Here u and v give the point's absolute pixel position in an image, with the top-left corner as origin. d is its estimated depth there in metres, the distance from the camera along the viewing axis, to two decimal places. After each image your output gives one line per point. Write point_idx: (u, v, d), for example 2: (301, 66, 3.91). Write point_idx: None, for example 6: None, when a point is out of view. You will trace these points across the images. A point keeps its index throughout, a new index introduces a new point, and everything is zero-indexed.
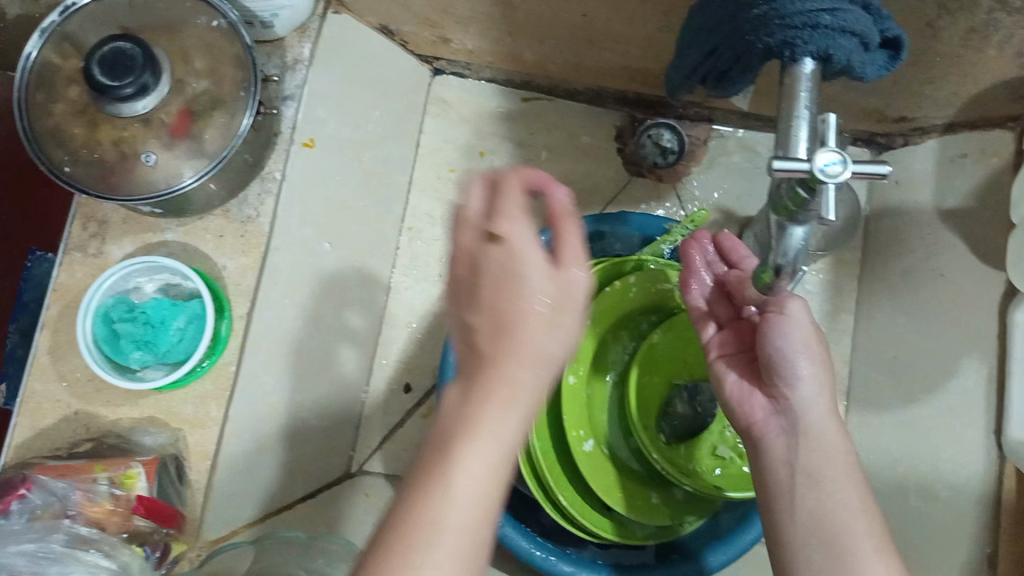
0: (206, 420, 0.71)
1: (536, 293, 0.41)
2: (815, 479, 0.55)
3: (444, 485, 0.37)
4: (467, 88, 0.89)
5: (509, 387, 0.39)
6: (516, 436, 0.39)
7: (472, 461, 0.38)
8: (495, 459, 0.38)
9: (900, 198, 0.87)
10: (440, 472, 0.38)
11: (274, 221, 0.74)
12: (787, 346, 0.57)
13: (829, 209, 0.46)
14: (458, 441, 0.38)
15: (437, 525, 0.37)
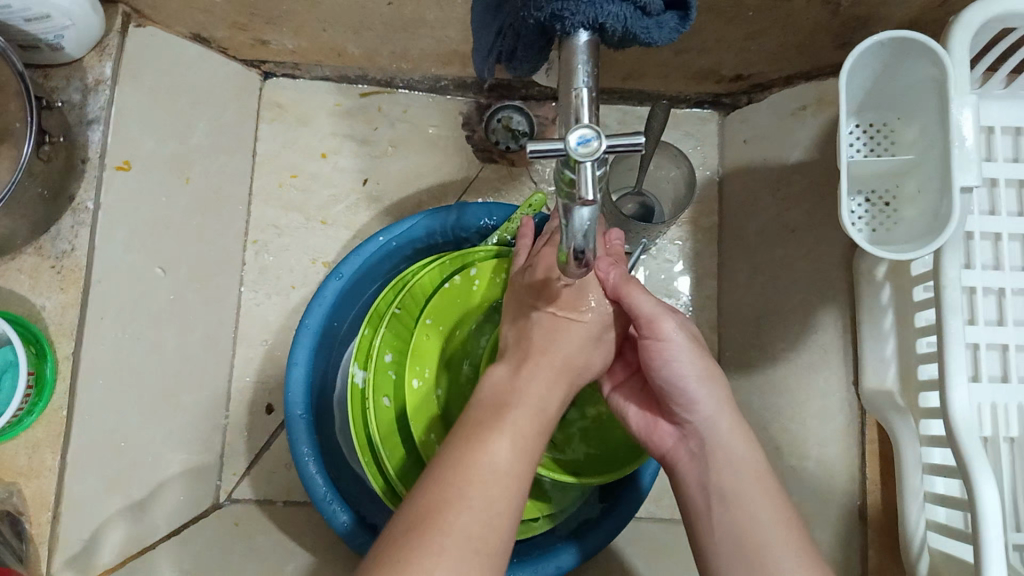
0: (39, 469, 0.68)
1: (487, 418, 0.54)
2: (730, 501, 0.55)
3: (429, 526, 0.47)
4: (301, 90, 0.86)
5: (498, 458, 0.51)
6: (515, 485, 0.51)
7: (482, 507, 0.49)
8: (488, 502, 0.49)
9: (749, 156, 0.87)
10: (426, 507, 0.49)
11: (91, 254, 0.72)
12: (670, 367, 0.58)
13: (587, 188, 0.45)
14: (455, 470, 0.50)
15: (431, 525, 0.47)
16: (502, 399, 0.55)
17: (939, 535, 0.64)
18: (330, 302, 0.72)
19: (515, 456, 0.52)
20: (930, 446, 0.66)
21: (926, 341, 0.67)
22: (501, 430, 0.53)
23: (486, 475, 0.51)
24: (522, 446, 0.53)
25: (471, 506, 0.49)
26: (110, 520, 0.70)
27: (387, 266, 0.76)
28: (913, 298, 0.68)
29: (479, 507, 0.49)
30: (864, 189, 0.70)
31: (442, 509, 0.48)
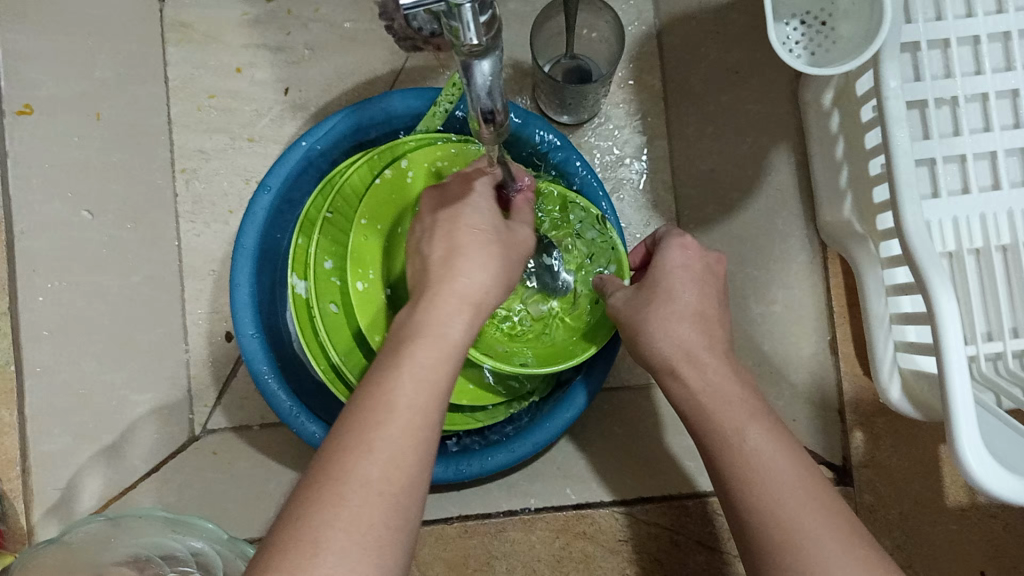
0: (1, 427, 0.71)
1: (358, 410, 0.46)
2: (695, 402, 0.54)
3: (350, 463, 0.44)
4: (202, 4, 0.80)
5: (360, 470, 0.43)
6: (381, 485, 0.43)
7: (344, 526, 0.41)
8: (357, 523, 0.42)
9: (686, 2, 0.82)
10: (346, 454, 0.44)
11: (8, 205, 0.74)
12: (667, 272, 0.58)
13: (471, 34, 0.42)
14: (375, 405, 0.46)
15: (352, 470, 0.43)
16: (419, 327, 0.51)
17: (913, 355, 0.63)
18: (264, 217, 0.69)
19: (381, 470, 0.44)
20: (892, 269, 0.65)
21: (877, 163, 0.64)
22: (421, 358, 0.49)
23: (408, 401, 0.47)
24: (444, 366, 0.49)
25: (395, 430, 0.45)
26: (86, 467, 0.71)
27: (317, 172, 0.73)
28: (861, 120, 0.66)
29: (403, 429, 0.45)
30: (797, 11, 0.65)
31: (364, 443, 0.44)
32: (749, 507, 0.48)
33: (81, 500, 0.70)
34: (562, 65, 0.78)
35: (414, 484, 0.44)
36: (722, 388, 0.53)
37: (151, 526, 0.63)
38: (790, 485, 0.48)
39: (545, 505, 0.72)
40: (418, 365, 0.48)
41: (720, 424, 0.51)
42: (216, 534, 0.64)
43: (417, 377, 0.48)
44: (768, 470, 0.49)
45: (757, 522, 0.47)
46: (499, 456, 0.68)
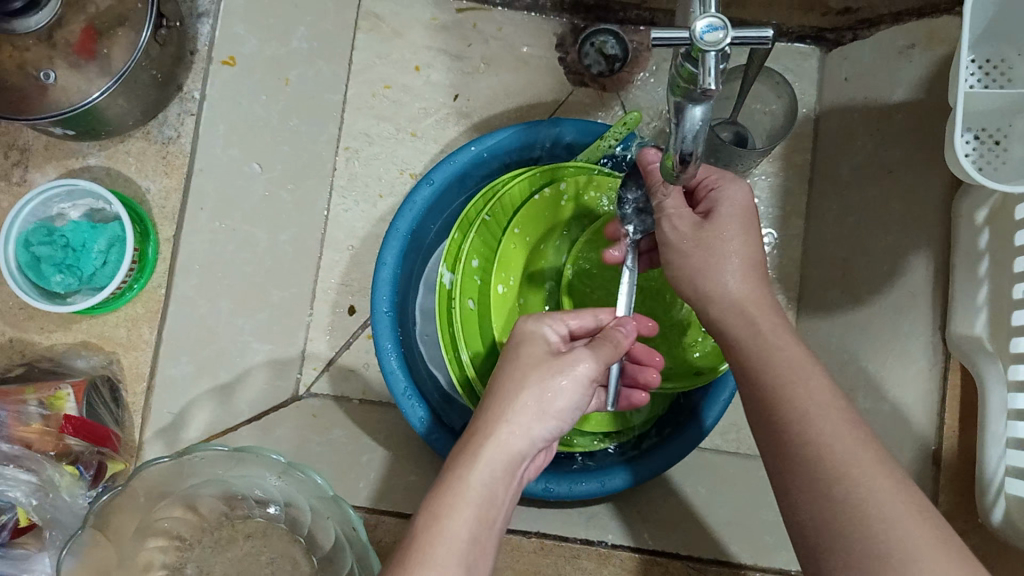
0: (138, 343, 0.75)
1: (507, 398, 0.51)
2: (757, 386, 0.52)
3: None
4: (399, 1, 0.85)
5: (493, 458, 0.49)
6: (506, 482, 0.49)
7: (469, 514, 0.47)
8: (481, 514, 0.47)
9: (850, 95, 0.84)
10: (486, 443, 0.49)
11: (194, 143, 0.78)
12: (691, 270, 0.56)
13: (710, 78, 0.44)
14: (500, 429, 0.50)
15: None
16: (479, 435, 0.50)
17: (1018, 482, 0.63)
18: (421, 207, 0.73)
19: (510, 468, 0.49)
20: (1016, 393, 0.64)
21: (1022, 286, 0.64)
22: (480, 479, 0.48)
23: (461, 529, 0.46)
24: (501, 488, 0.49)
25: (449, 560, 0.45)
26: (196, 401, 0.74)
27: (475, 176, 0.77)
28: (1014, 242, 0.66)
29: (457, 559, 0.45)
30: (974, 126, 0.66)
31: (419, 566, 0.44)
32: (803, 494, 0.47)
33: (187, 429, 0.73)
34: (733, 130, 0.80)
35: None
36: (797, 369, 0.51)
37: (268, 471, 0.64)
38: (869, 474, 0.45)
39: (622, 542, 0.72)
40: (475, 489, 0.47)
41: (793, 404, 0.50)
42: (322, 491, 0.62)
43: (474, 502, 0.47)
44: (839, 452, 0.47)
45: (821, 516, 0.45)
46: (587, 484, 0.70)
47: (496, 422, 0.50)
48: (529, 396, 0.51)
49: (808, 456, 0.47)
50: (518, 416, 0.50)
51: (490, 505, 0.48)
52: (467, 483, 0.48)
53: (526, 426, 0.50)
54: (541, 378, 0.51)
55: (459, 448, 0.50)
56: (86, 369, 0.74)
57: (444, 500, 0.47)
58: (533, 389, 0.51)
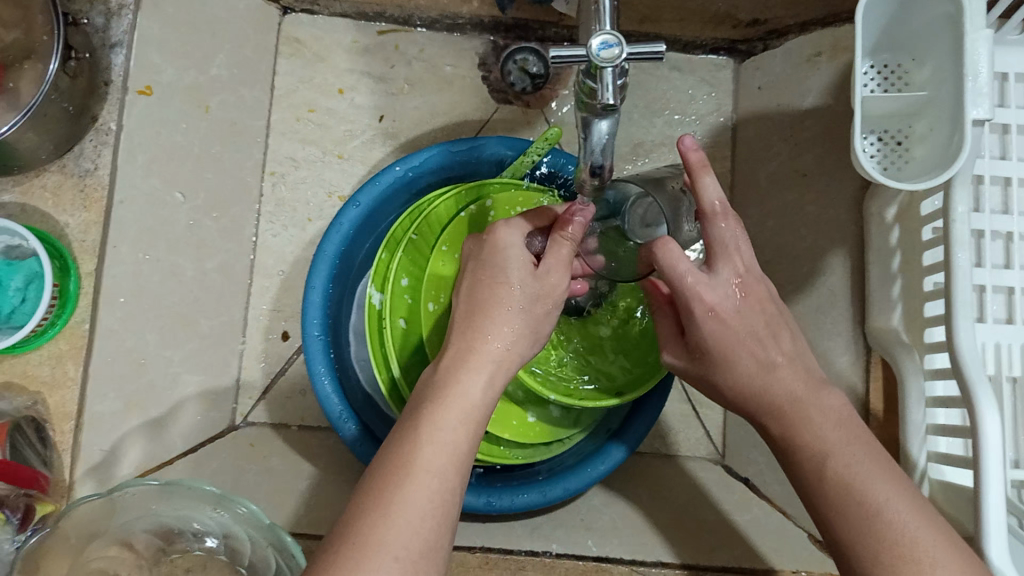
0: (63, 381, 0.73)
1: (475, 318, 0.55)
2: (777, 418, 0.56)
3: (401, 492, 0.46)
4: (319, 26, 0.86)
5: (468, 374, 0.52)
6: (483, 401, 0.52)
7: (448, 431, 0.49)
8: (461, 432, 0.50)
9: (764, 103, 0.87)
10: (464, 360, 0.53)
11: (113, 173, 0.77)
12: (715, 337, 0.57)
13: (608, 94, 0.45)
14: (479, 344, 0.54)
15: (390, 513, 0.45)
16: (465, 350, 0.53)
17: (942, 466, 0.66)
18: (348, 229, 0.73)
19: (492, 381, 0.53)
20: (933, 380, 0.68)
21: (932, 280, 0.68)
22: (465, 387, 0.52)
23: (450, 426, 0.49)
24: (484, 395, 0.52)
25: (432, 484, 0.47)
26: (128, 436, 0.72)
27: (404, 196, 0.77)
28: (920, 238, 0.69)
29: (442, 457, 0.48)
30: (876, 128, 0.71)
31: (411, 466, 0.47)
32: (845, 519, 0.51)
33: (121, 465, 0.71)
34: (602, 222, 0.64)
35: (450, 508, 0.47)
36: (813, 421, 0.55)
37: (203, 504, 0.63)
38: (901, 517, 0.49)
39: (566, 551, 0.72)
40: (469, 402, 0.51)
41: (817, 472, 0.53)
42: (259, 519, 0.62)
43: (455, 415, 0.50)
44: (876, 493, 0.50)
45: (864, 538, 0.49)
46: (530, 496, 0.71)
47: (478, 340, 0.54)
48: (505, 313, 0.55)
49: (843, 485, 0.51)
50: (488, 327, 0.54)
51: (467, 423, 0.50)
52: (455, 395, 0.51)
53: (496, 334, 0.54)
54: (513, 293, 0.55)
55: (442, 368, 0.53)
56: (8, 411, 0.72)
57: (429, 414, 0.50)
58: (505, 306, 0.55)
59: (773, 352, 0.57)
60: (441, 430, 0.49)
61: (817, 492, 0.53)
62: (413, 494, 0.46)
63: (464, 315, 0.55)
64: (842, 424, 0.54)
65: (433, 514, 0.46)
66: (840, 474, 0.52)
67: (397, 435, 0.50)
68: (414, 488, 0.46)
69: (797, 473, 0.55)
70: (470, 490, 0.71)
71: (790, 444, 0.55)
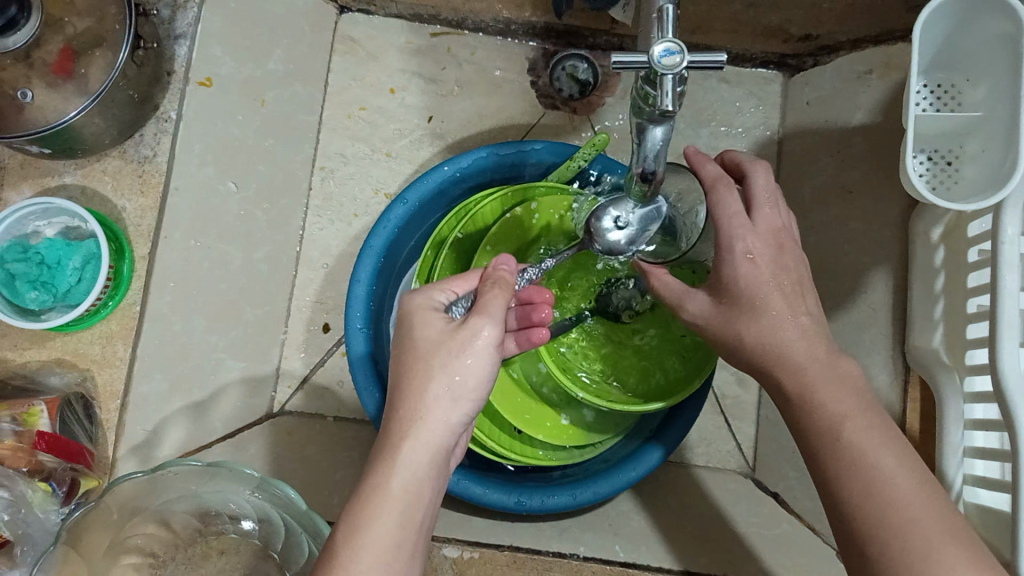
0: (112, 360, 0.75)
1: (406, 389, 0.49)
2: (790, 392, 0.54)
3: None
4: (374, 26, 0.87)
5: (402, 457, 0.48)
6: (421, 482, 0.48)
7: (376, 530, 0.46)
8: (391, 528, 0.47)
9: (811, 119, 0.87)
10: (394, 438, 0.49)
11: (170, 161, 0.79)
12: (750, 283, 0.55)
13: (668, 101, 0.46)
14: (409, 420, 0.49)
15: None
16: (396, 427, 0.49)
17: (977, 489, 0.65)
18: (394, 225, 0.75)
19: (427, 459, 0.49)
20: (972, 402, 0.67)
21: (977, 301, 0.67)
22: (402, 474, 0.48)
23: (383, 523, 0.47)
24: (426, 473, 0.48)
25: None
26: (171, 417, 0.74)
27: (449, 195, 0.79)
28: (966, 259, 0.69)
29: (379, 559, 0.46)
30: (927, 147, 0.70)
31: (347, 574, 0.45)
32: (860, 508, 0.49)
33: (161, 446, 0.73)
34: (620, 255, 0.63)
35: None
36: (826, 386, 0.53)
37: (241, 486, 0.64)
38: (911, 494, 0.48)
39: (594, 555, 0.73)
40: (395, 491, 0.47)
41: (829, 435, 0.52)
42: (296, 504, 0.63)
43: (384, 508, 0.47)
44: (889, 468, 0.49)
45: (879, 529, 0.48)
46: (560, 497, 0.71)
47: (408, 415, 0.49)
48: (438, 384, 0.49)
49: (858, 472, 0.50)
50: (426, 399, 0.49)
51: (400, 514, 0.47)
52: (387, 485, 0.47)
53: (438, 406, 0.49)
54: (445, 361, 0.49)
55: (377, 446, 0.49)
56: (60, 386, 0.74)
57: (360, 509, 0.47)
58: (441, 378, 0.49)
59: (792, 307, 0.55)
60: (370, 529, 0.46)
61: (824, 453, 0.52)
62: None
63: (398, 384, 0.50)
64: (857, 391, 0.53)
65: None
66: (856, 460, 0.50)
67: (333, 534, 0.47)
68: None
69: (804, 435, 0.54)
70: (500, 489, 0.71)
71: (802, 423, 0.54)
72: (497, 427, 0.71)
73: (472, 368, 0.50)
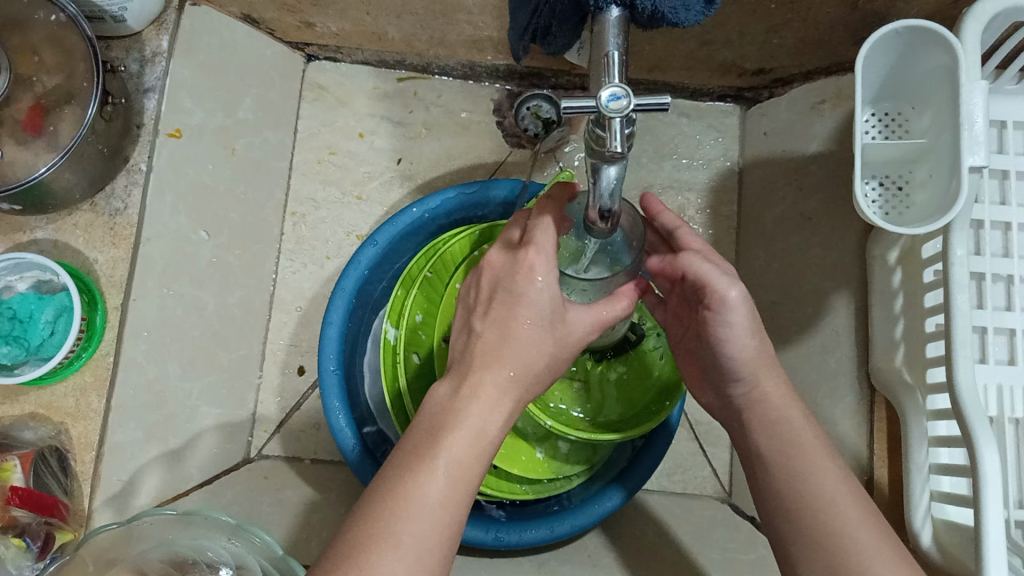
0: (86, 412, 0.71)
1: (451, 394, 0.50)
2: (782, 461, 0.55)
3: None
4: (341, 72, 0.91)
5: (440, 459, 0.47)
6: (455, 488, 0.47)
7: (405, 536, 0.45)
8: (424, 536, 0.45)
9: (769, 148, 0.90)
10: (433, 440, 0.48)
11: (141, 210, 0.76)
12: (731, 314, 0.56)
13: (615, 141, 0.48)
14: (449, 425, 0.49)
15: None
16: (442, 426, 0.49)
17: (944, 505, 0.66)
18: (365, 267, 0.76)
19: (463, 466, 0.48)
20: (935, 420, 0.68)
21: (933, 321, 0.69)
22: (434, 495, 0.46)
23: (418, 528, 0.46)
24: (457, 495, 0.47)
25: None
26: (148, 465, 0.72)
27: (418, 235, 0.80)
28: (922, 280, 0.71)
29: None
30: (878, 174, 0.73)
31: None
32: None
33: (138, 495, 0.70)
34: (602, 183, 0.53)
35: None
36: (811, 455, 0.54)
37: (217, 534, 0.64)
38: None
39: None
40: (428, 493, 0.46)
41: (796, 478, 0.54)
42: (272, 551, 0.64)
43: (420, 514, 0.46)
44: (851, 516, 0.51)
45: None
46: (538, 531, 0.72)
47: (451, 417, 0.49)
48: (480, 393, 0.50)
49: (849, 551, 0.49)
50: (465, 401, 0.49)
51: (431, 525, 0.46)
52: (420, 496, 0.46)
53: (483, 408, 0.49)
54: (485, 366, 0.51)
55: (410, 448, 0.49)
56: (33, 440, 0.71)
57: (391, 512, 0.46)
58: (485, 388, 0.50)
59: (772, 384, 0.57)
60: (401, 535, 0.45)
61: (787, 501, 0.53)
62: None
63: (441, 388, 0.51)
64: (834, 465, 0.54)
65: None
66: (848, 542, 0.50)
67: (353, 538, 0.45)
68: None
69: (776, 495, 0.54)
70: (476, 524, 0.72)
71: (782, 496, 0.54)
72: None
73: (510, 378, 0.51)
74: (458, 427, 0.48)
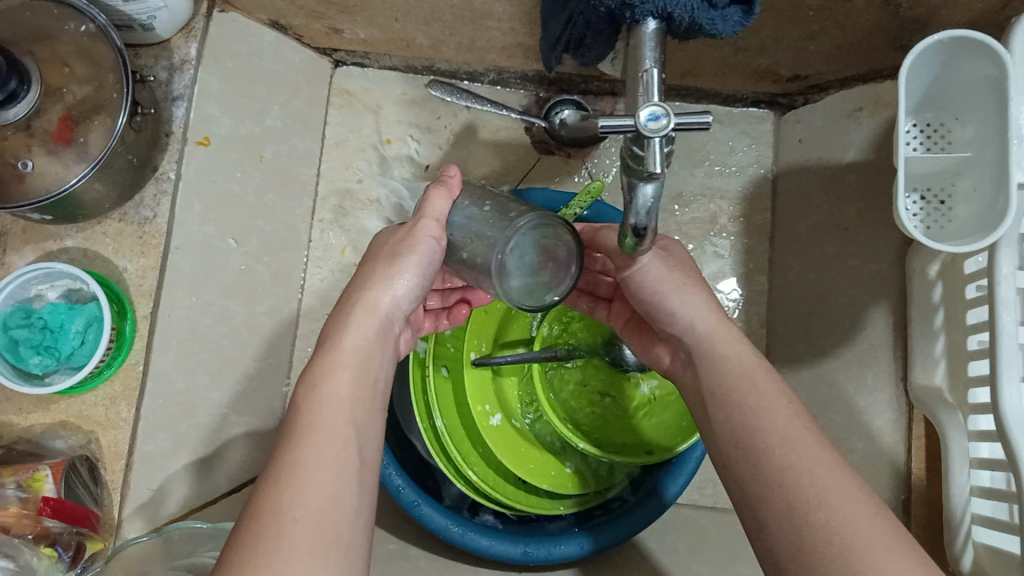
0: (116, 421, 0.71)
1: (334, 323, 0.54)
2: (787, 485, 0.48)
3: (278, 535, 0.43)
4: (368, 78, 0.91)
5: (327, 394, 0.50)
6: (354, 404, 0.50)
7: (315, 458, 0.47)
8: (330, 455, 0.47)
9: (804, 156, 0.88)
10: (323, 367, 0.51)
11: (172, 220, 0.75)
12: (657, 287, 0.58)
13: (654, 161, 0.47)
14: (334, 351, 0.52)
15: (277, 554, 0.43)
16: (332, 349, 0.52)
17: (986, 529, 0.64)
18: None
19: (356, 380, 0.51)
20: (977, 442, 0.66)
21: (976, 339, 0.67)
22: (325, 427, 0.48)
23: (323, 447, 0.47)
24: (347, 413, 0.50)
25: (318, 513, 0.45)
26: (176, 475, 0.72)
27: None
28: (964, 296, 0.69)
29: (323, 492, 0.46)
30: (919, 187, 0.71)
31: (285, 531, 0.44)
32: None
33: (167, 504, 0.71)
34: (642, 193, 0.51)
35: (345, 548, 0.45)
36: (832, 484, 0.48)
37: None
38: None
39: None
40: (331, 405, 0.49)
41: (770, 478, 0.49)
42: None
43: (326, 429, 0.48)
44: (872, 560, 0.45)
45: None
46: (567, 547, 0.70)
47: (337, 335, 0.53)
48: (361, 314, 0.53)
49: None
50: (348, 335, 0.53)
51: (333, 445, 0.48)
52: (317, 420, 0.48)
53: (361, 329, 0.53)
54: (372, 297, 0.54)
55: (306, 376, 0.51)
56: (64, 449, 0.71)
57: (293, 443, 0.47)
58: (364, 308, 0.53)
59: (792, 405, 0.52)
60: (308, 464, 0.46)
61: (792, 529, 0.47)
62: (286, 548, 0.43)
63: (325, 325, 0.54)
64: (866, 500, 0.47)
65: (324, 555, 0.44)
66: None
67: (268, 477, 0.46)
68: (292, 531, 0.44)
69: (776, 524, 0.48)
70: (503, 539, 0.71)
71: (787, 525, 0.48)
72: (500, 478, 0.70)
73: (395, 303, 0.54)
74: (342, 353, 0.52)
